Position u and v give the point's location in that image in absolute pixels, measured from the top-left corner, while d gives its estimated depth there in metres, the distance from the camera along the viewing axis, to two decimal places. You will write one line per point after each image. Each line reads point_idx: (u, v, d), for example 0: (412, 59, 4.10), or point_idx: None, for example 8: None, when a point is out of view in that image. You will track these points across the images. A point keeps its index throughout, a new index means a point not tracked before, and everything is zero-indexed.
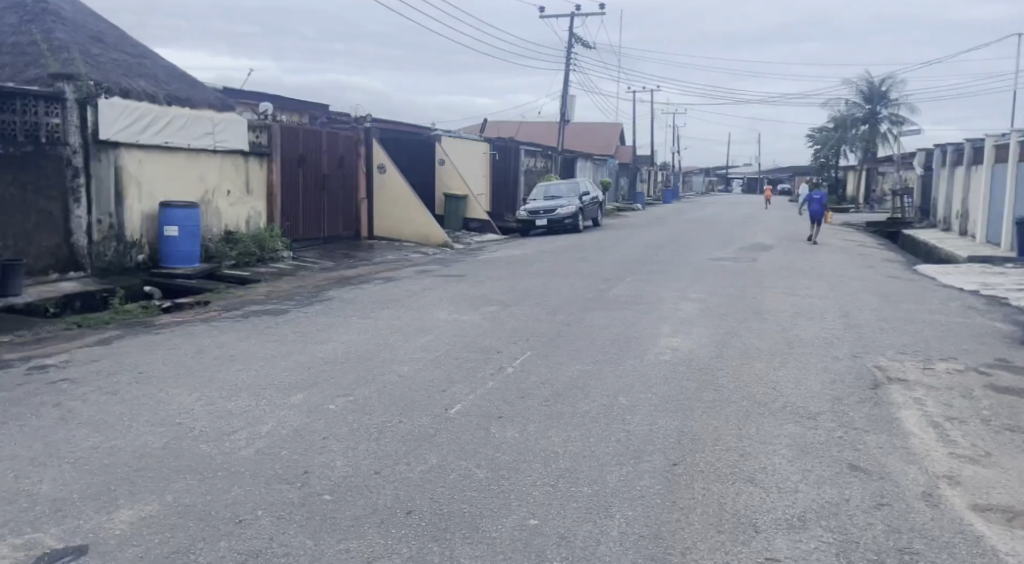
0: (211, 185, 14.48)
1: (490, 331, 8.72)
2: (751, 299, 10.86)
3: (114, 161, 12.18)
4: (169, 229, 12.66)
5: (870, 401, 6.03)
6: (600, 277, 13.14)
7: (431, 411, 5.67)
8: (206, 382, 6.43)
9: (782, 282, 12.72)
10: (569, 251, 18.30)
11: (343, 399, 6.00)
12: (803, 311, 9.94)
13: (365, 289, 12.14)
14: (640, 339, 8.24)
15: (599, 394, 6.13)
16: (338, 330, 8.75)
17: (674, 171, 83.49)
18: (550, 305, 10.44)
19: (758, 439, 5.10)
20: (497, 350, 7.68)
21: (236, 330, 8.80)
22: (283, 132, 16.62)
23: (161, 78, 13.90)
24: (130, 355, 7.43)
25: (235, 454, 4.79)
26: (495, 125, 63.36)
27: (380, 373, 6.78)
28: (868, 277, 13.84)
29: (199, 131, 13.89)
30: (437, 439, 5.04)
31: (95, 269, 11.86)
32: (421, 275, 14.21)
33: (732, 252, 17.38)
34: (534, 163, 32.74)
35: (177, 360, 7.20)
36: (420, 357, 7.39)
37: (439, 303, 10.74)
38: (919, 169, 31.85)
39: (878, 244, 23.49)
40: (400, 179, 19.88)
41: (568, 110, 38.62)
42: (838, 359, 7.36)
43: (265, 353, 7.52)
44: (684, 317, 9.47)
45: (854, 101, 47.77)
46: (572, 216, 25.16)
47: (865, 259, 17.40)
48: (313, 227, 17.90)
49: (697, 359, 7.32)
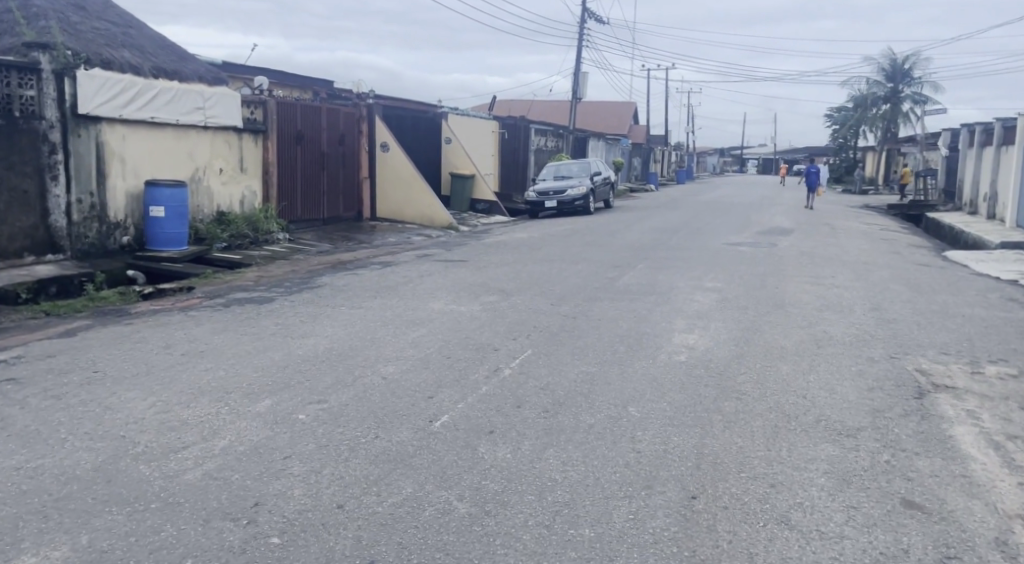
0: (202, 163, 13.79)
1: (487, 324, 8.00)
2: (773, 289, 10.07)
3: (95, 136, 11.49)
4: (155, 209, 11.98)
5: (915, 415, 5.26)
6: (610, 264, 12.35)
7: (412, 424, 4.96)
8: (165, 383, 5.74)
9: (805, 270, 11.91)
10: (577, 234, 17.49)
11: (315, 408, 5.29)
12: (830, 304, 9.15)
13: (361, 275, 11.44)
14: (653, 336, 7.49)
15: (605, 403, 5.40)
16: (325, 322, 8.04)
17: (688, 151, 82.17)
18: (556, 295, 9.70)
19: (791, 464, 4.35)
20: (493, 348, 6.96)
21: (214, 321, 8.10)
22: (280, 108, 15.88)
23: (148, 49, 13.13)
24: (90, 350, 6.74)
25: (178, 478, 4.07)
26: (505, 104, 62.27)
27: (360, 376, 6.06)
28: (896, 265, 12.97)
29: (188, 106, 13.16)
30: (415, 461, 4.34)
31: (75, 252, 11.21)
32: (421, 259, 13.47)
33: (750, 237, 16.57)
34: (545, 143, 31.84)
35: (139, 357, 6.49)
36: (408, 356, 6.68)
37: (437, 292, 10.01)
38: (944, 149, 30.68)
39: (900, 228, 22.55)
40: (403, 158, 19.12)
41: (580, 87, 37.55)
42: (873, 362, 6.59)
43: (238, 350, 6.83)
44: (700, 310, 8.69)
45: (875, 79, 46.35)
46: (583, 198, 24.31)
47: (891, 244, 16.52)
48: (312, 209, 17.20)
49: (716, 362, 6.56)
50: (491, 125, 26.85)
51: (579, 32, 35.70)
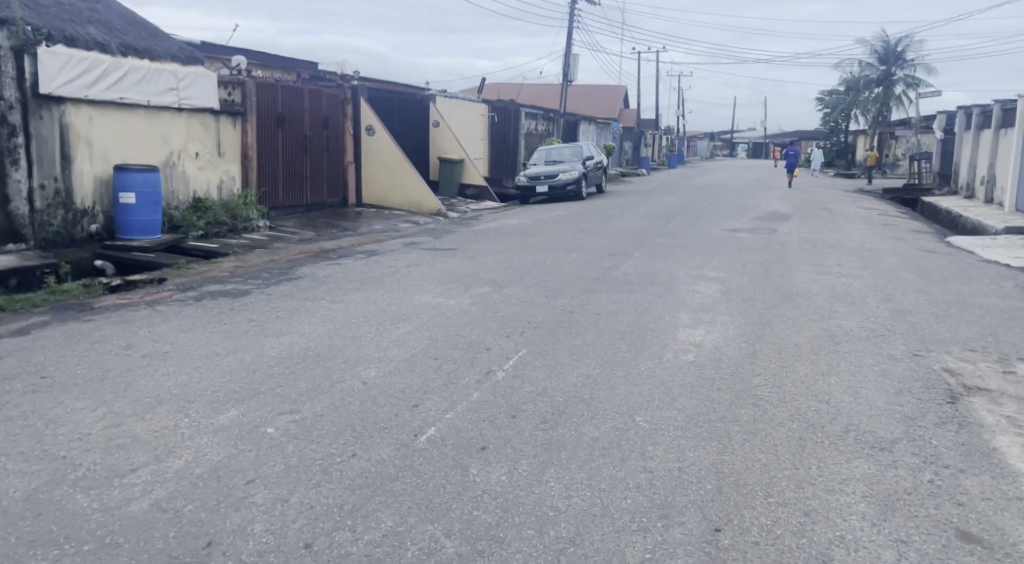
0: (176, 147, 13.13)
1: (477, 320, 7.43)
2: (779, 279, 9.55)
3: (59, 118, 10.79)
4: (125, 196, 11.34)
5: (953, 423, 4.74)
6: (606, 252, 11.80)
7: (394, 439, 4.42)
8: (120, 392, 5.14)
9: (809, 258, 11.39)
10: (569, 220, 16.92)
11: (287, 420, 4.73)
12: (840, 295, 8.62)
13: (343, 265, 10.85)
14: (656, 332, 6.96)
15: (610, 412, 4.87)
16: (303, 318, 7.44)
17: (678, 136, 81.71)
18: (550, 286, 9.15)
19: (823, 485, 3.83)
20: (485, 348, 6.40)
21: (183, 317, 7.49)
22: (260, 88, 15.18)
23: (116, 26, 12.37)
24: (42, 352, 6.12)
25: (121, 511, 3.50)
26: (494, 88, 61.50)
27: (338, 381, 5.49)
28: (902, 251, 12.48)
29: (160, 87, 12.46)
30: (396, 486, 3.79)
31: (39, 241, 10.55)
32: (408, 247, 12.86)
33: (747, 222, 16.06)
34: (535, 127, 31.19)
35: (94, 360, 5.88)
36: (391, 357, 6.11)
37: (423, 283, 9.43)
38: (939, 132, 30.21)
39: (897, 212, 22.10)
40: (390, 141, 18.46)
41: (570, 69, 36.88)
42: (895, 360, 6.08)
43: (207, 350, 6.26)
44: (705, 303, 8.17)
45: (868, 62, 45.80)
46: (575, 182, 23.73)
47: (893, 229, 16.03)
48: (295, 195, 16.54)
49: (727, 361, 6.04)
50: (479, 109, 26.20)
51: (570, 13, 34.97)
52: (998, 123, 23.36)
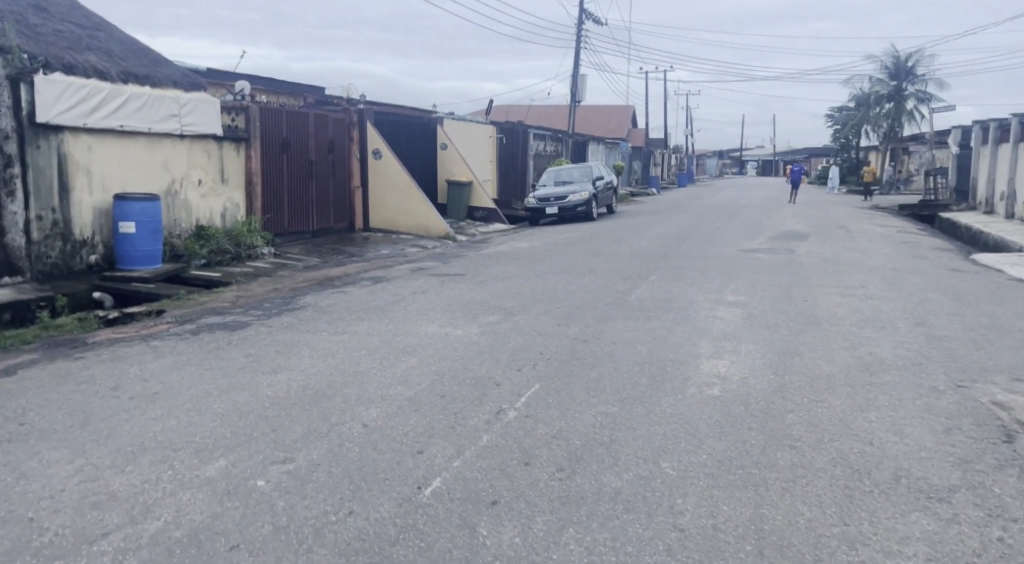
0: (178, 175, 12.88)
1: (486, 352, 7.02)
2: (802, 303, 9.11)
3: (57, 147, 10.53)
4: (125, 225, 11.06)
5: (1013, 467, 4.29)
6: (619, 276, 11.40)
7: (397, 492, 4.01)
8: (101, 440, 4.76)
9: (832, 279, 10.95)
10: (580, 242, 16.54)
11: (279, 470, 4.34)
12: (869, 320, 8.16)
13: (348, 294, 10.49)
14: (676, 363, 6.53)
15: (632, 458, 4.45)
16: (303, 353, 7.05)
17: (687, 155, 81.54)
18: (563, 314, 8.75)
19: (879, 546, 3.38)
20: (494, 384, 5.99)
21: (177, 353, 7.12)
22: (264, 113, 14.94)
23: (117, 53, 12.13)
24: (24, 396, 5.74)
25: None
26: (502, 110, 61.58)
27: (337, 424, 5.09)
28: (928, 271, 12.01)
29: (162, 113, 12.22)
30: (398, 552, 3.38)
31: (35, 273, 10.25)
32: (415, 273, 12.50)
33: (763, 242, 15.64)
34: (543, 148, 30.93)
35: (79, 403, 5.51)
36: (396, 395, 5.72)
37: (430, 312, 9.05)
38: (954, 147, 29.78)
39: (915, 229, 21.62)
40: (397, 165, 18.19)
41: (579, 89, 36.75)
42: (939, 392, 5.63)
43: (201, 390, 5.88)
44: (727, 330, 7.75)
45: (878, 78, 45.46)
46: (585, 203, 23.39)
47: (914, 248, 15.56)
48: (301, 221, 16.26)
49: (755, 396, 5.61)
50: (487, 130, 25.96)
51: (577, 34, 34.88)
52: (1017, 136, 22.91)
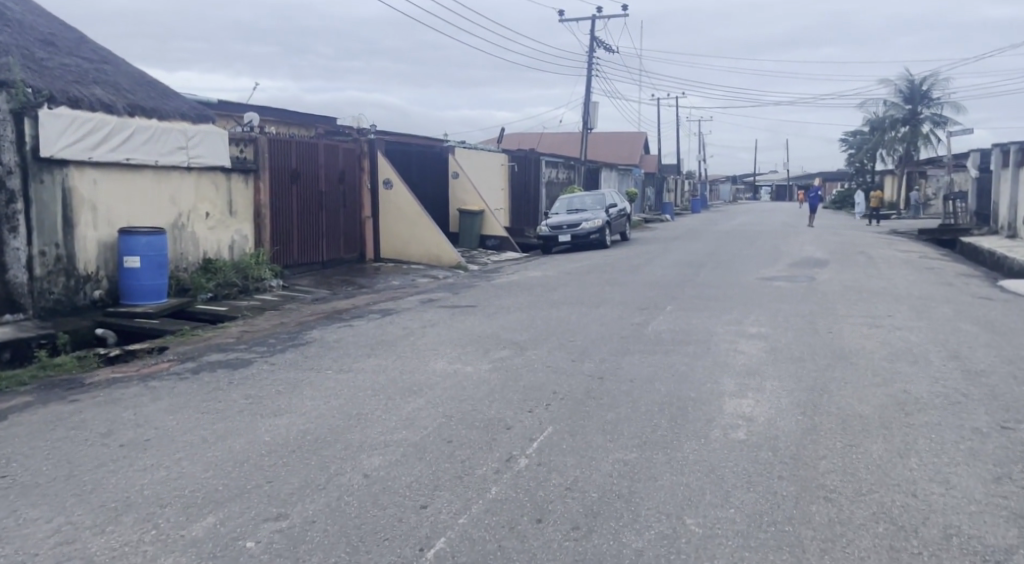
0: (186, 208, 12.73)
1: (497, 391, 6.69)
2: (827, 334, 8.73)
3: (61, 181, 10.38)
4: (130, 259, 10.87)
5: None
6: (635, 307, 11.06)
7: (397, 554, 3.68)
8: (83, 495, 4.45)
9: (856, 308, 10.55)
10: (594, 271, 16.20)
11: (270, 529, 4.01)
12: (899, 353, 7.77)
13: (356, 328, 10.20)
14: (698, 403, 6.18)
15: (655, 513, 4.09)
16: (305, 393, 6.75)
17: (701, 180, 81.34)
18: (578, 348, 8.41)
19: None
20: (505, 427, 5.65)
21: (175, 395, 6.82)
22: (273, 144, 14.81)
23: (124, 86, 12.03)
24: (10, 445, 5.45)
25: None
26: (514, 138, 61.75)
27: (336, 474, 4.77)
28: (956, 299, 11.59)
29: (169, 146, 12.10)
30: None
31: (38, 310, 10.04)
32: (426, 305, 12.21)
33: (782, 269, 15.26)
34: (556, 176, 30.79)
35: (67, 452, 5.22)
36: (401, 441, 5.38)
37: (440, 347, 8.73)
38: (974, 170, 29.33)
39: (937, 254, 21.17)
40: (407, 195, 18.02)
41: (591, 117, 36.75)
42: (984, 436, 5.23)
43: (196, 436, 5.58)
44: (750, 365, 7.37)
45: (893, 101, 45.15)
46: (599, 231, 23.09)
47: (939, 274, 15.10)
48: (311, 253, 16.06)
49: (784, 439, 5.25)
50: (499, 159, 25.82)
51: (589, 62, 34.93)
52: None
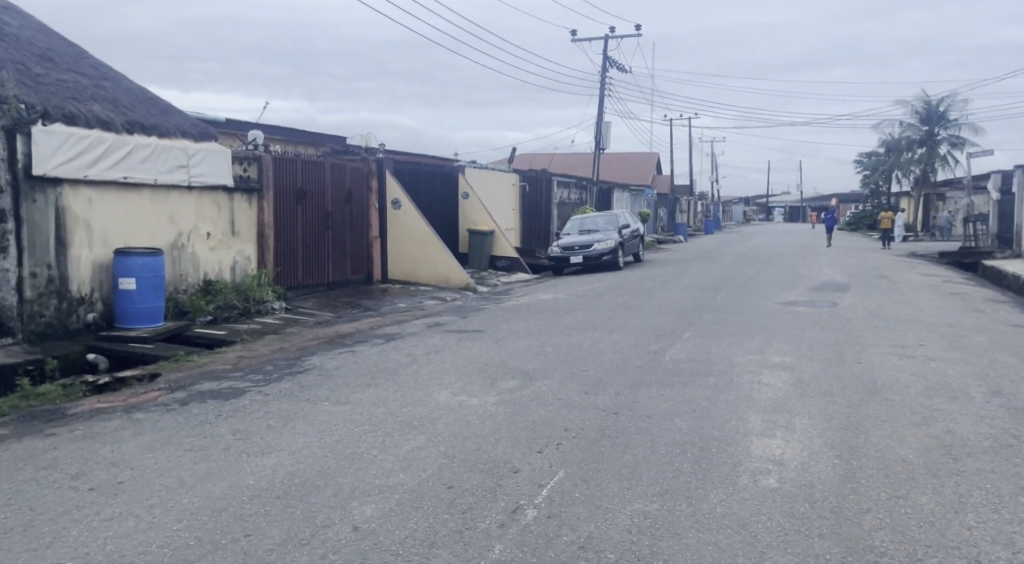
0: (186, 228, 12.36)
1: (504, 427, 6.20)
2: (857, 366, 8.20)
3: (54, 200, 10.02)
4: (124, 281, 10.47)
5: None
6: (650, 334, 10.55)
7: None
8: (39, 551, 3.98)
9: (883, 337, 10.00)
10: (607, 294, 15.71)
11: None
12: (937, 388, 7.23)
13: (358, 354, 9.74)
14: (723, 443, 5.66)
15: None
16: (297, 429, 6.27)
17: (713, 202, 80.82)
18: (591, 379, 7.91)
19: None
20: (511, 470, 5.15)
21: (158, 430, 6.35)
22: (277, 163, 14.44)
23: (124, 103, 11.71)
24: None
25: None
26: (527, 158, 61.62)
27: (323, 527, 4.27)
28: (986, 327, 11.05)
29: (168, 164, 11.76)
30: None
31: (27, 334, 9.63)
32: (432, 330, 11.75)
33: (802, 294, 14.71)
34: (567, 196, 30.40)
35: (31, 497, 4.76)
36: (397, 486, 4.89)
37: (444, 376, 8.26)
38: (995, 193, 28.68)
39: (959, 278, 20.52)
40: (416, 215, 17.63)
41: (604, 137, 36.49)
42: None
43: (174, 478, 5.10)
44: (777, 400, 6.85)
45: (909, 122, 44.62)
46: (611, 252, 22.59)
47: (967, 300, 14.49)
48: (315, 274, 15.65)
49: (821, 488, 4.73)
50: (509, 178, 25.44)
51: (602, 82, 34.71)
52: None
